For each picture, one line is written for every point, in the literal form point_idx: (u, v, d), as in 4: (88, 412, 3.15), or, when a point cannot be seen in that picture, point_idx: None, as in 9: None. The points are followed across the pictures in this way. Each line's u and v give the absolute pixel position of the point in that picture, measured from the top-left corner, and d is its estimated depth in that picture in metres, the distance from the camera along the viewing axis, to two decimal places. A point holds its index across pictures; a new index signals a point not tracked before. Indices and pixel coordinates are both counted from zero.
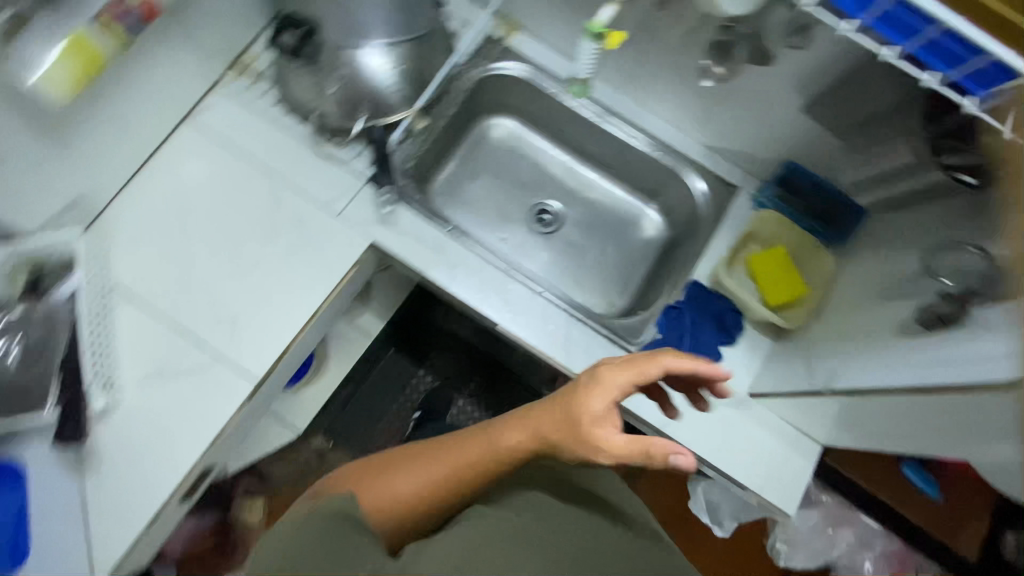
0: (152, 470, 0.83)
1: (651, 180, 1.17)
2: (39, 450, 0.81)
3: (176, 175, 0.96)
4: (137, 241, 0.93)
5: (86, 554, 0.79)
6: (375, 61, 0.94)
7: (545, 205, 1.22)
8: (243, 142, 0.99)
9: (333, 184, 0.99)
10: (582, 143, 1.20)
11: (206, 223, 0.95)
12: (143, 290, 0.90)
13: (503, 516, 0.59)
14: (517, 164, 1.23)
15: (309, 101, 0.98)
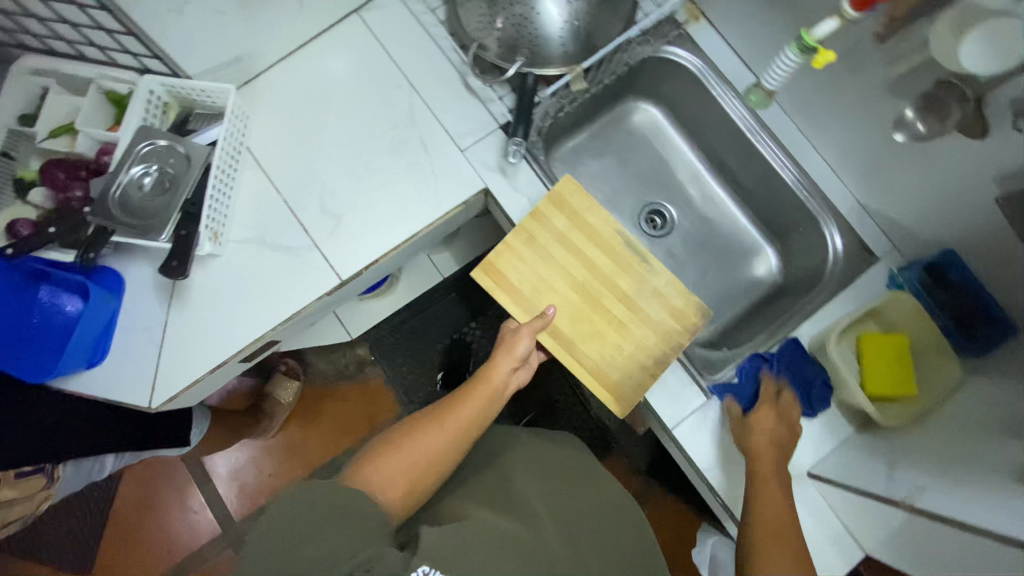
0: (226, 324, 0.88)
1: (781, 217, 1.08)
2: (142, 273, 0.88)
3: (330, 63, 0.98)
4: (277, 112, 0.96)
5: (153, 376, 0.87)
6: (551, 7, 0.91)
7: (659, 206, 1.16)
8: (398, 50, 1.00)
9: (469, 118, 0.98)
10: (723, 157, 1.12)
11: (342, 116, 0.97)
12: (268, 159, 0.94)
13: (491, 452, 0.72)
14: (649, 157, 1.18)
15: (472, 28, 0.96)
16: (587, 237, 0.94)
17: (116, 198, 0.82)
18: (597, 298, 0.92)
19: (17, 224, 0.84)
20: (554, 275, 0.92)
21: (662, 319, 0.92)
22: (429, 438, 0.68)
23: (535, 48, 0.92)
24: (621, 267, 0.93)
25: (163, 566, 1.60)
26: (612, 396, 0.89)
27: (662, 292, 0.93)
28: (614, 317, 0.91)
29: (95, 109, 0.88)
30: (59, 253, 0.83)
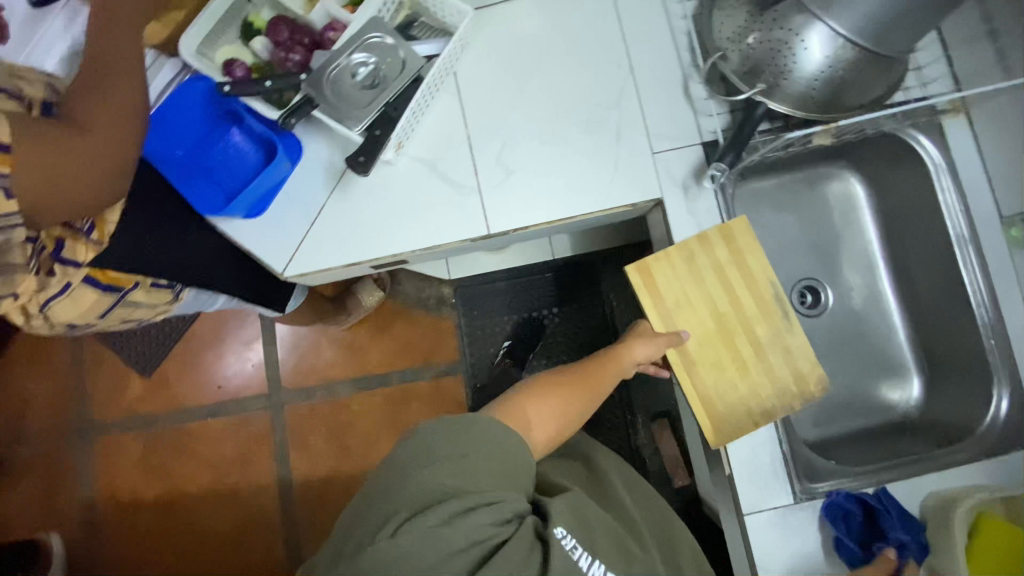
0: (375, 228, 0.91)
1: (946, 351, 0.98)
2: (324, 151, 0.91)
3: (562, 17, 0.95)
4: (496, 48, 0.95)
5: (295, 247, 0.91)
6: (811, 49, 0.81)
7: (817, 283, 1.07)
8: (634, 29, 0.95)
9: (674, 124, 0.93)
10: (911, 264, 1.02)
11: (554, 74, 0.94)
12: (470, 89, 0.94)
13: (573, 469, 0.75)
14: (829, 231, 1.08)
15: (720, 35, 0.89)
16: (742, 273, 0.88)
17: (330, 78, 0.83)
18: (730, 331, 0.87)
19: (236, 65, 0.89)
20: (700, 299, 0.88)
21: (782, 379, 0.87)
22: (561, 396, 0.77)
23: (781, 81, 0.84)
24: (764, 313, 0.88)
25: (209, 396, 1.74)
26: (712, 425, 0.85)
27: (793, 352, 0.87)
28: (740, 356, 0.87)
29: None
30: (260, 104, 0.85)
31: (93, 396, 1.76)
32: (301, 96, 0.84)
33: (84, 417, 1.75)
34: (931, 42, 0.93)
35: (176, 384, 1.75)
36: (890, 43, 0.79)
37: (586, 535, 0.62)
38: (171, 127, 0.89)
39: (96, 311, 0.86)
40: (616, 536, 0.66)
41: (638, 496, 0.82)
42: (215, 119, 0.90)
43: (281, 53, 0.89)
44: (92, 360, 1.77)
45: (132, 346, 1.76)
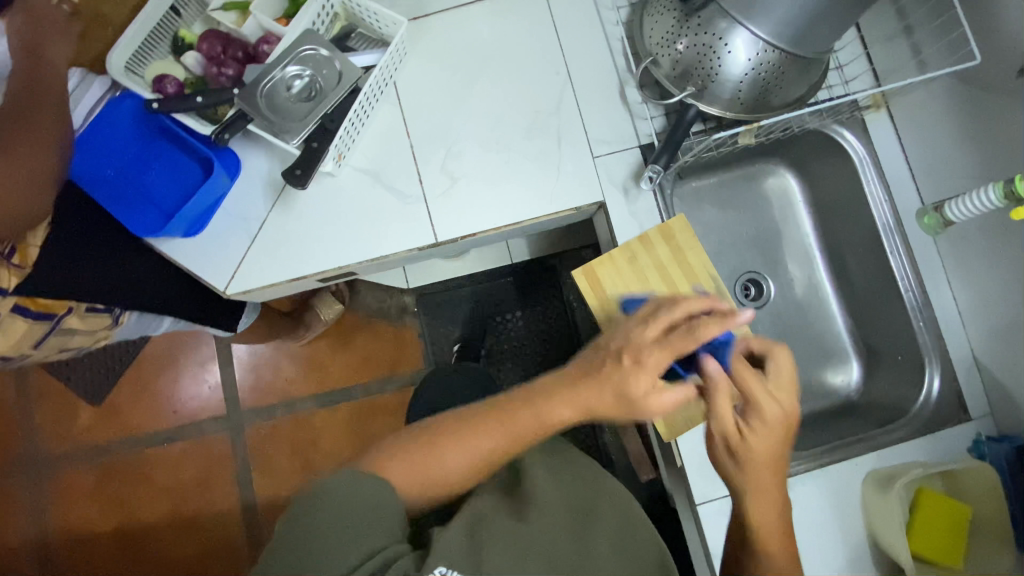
0: (318, 241, 0.90)
1: (881, 336, 1.03)
2: (263, 165, 0.90)
3: (500, 26, 0.97)
4: (435, 58, 0.95)
5: (236, 263, 0.89)
6: (736, 51, 0.85)
7: (760, 275, 1.11)
8: (569, 37, 0.97)
9: (612, 128, 0.95)
10: (845, 253, 1.06)
11: (494, 82, 0.96)
12: (411, 99, 0.94)
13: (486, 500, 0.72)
14: (768, 225, 1.12)
15: (650, 40, 0.92)
16: (684, 270, 0.90)
17: (263, 93, 0.82)
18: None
19: (167, 81, 0.87)
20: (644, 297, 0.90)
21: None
22: (440, 455, 0.65)
23: (710, 83, 0.87)
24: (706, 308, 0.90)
25: (165, 421, 1.69)
26: (663, 420, 0.86)
27: None
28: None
29: None
30: (193, 119, 0.83)
31: (39, 429, 1.68)
32: (235, 111, 0.83)
33: (30, 451, 1.67)
34: (850, 42, 0.98)
35: (129, 412, 1.69)
36: (808, 45, 0.83)
37: (476, 554, 0.64)
38: (103, 145, 0.88)
39: (28, 340, 0.81)
40: (518, 543, 0.67)
41: (569, 482, 0.77)
42: (151, 137, 0.89)
43: (212, 68, 0.87)
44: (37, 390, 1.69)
45: (81, 374, 1.69)
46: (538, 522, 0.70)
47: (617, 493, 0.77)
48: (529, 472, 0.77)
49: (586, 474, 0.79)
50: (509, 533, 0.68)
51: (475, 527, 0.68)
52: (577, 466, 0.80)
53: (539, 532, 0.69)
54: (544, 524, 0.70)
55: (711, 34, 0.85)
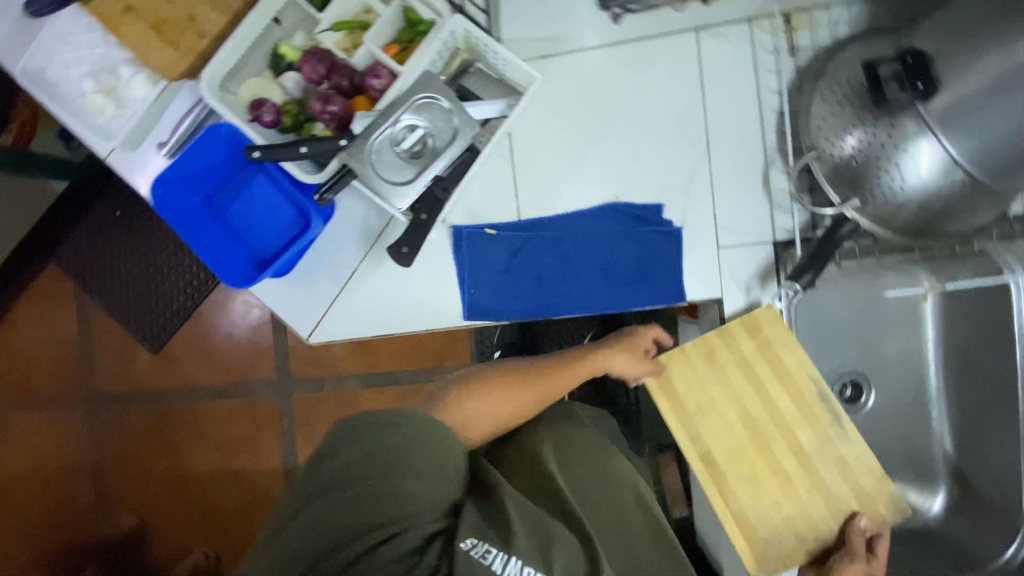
0: (410, 300, 0.85)
1: (980, 474, 0.96)
2: (360, 212, 0.83)
3: (640, 77, 0.84)
4: (559, 107, 0.85)
5: (320, 314, 0.85)
6: (924, 163, 0.70)
7: (862, 379, 1.01)
8: (714, 100, 0.84)
9: (745, 218, 0.84)
10: (971, 380, 0.96)
11: (620, 143, 0.85)
12: (530, 154, 0.85)
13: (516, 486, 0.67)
14: (899, 327, 0.99)
15: (813, 124, 0.78)
16: (774, 370, 0.81)
17: (371, 149, 0.73)
18: (766, 438, 0.80)
19: (265, 107, 0.78)
20: (725, 402, 0.82)
21: (833, 497, 0.79)
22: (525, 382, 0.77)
23: (878, 199, 0.74)
24: (800, 420, 0.80)
25: (210, 364, 1.50)
26: (753, 551, 0.78)
27: (850, 465, 0.79)
28: (782, 472, 0.80)
29: (387, 22, 0.76)
30: (292, 164, 0.75)
31: (96, 364, 1.51)
32: (341, 162, 0.75)
33: (84, 386, 1.52)
34: None
35: (187, 362, 1.50)
36: (1012, 180, 0.69)
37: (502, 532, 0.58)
38: (195, 171, 0.79)
39: None
40: (546, 529, 0.60)
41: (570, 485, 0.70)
42: (241, 159, 0.80)
43: (315, 103, 0.77)
44: (40, 303, 1.50)
45: (112, 290, 1.46)
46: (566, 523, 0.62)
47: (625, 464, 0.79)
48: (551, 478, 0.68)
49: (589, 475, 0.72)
50: (528, 515, 0.61)
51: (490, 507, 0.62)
52: (581, 448, 0.76)
53: (574, 538, 0.61)
54: (584, 480, 0.71)
55: (896, 146, 0.71)
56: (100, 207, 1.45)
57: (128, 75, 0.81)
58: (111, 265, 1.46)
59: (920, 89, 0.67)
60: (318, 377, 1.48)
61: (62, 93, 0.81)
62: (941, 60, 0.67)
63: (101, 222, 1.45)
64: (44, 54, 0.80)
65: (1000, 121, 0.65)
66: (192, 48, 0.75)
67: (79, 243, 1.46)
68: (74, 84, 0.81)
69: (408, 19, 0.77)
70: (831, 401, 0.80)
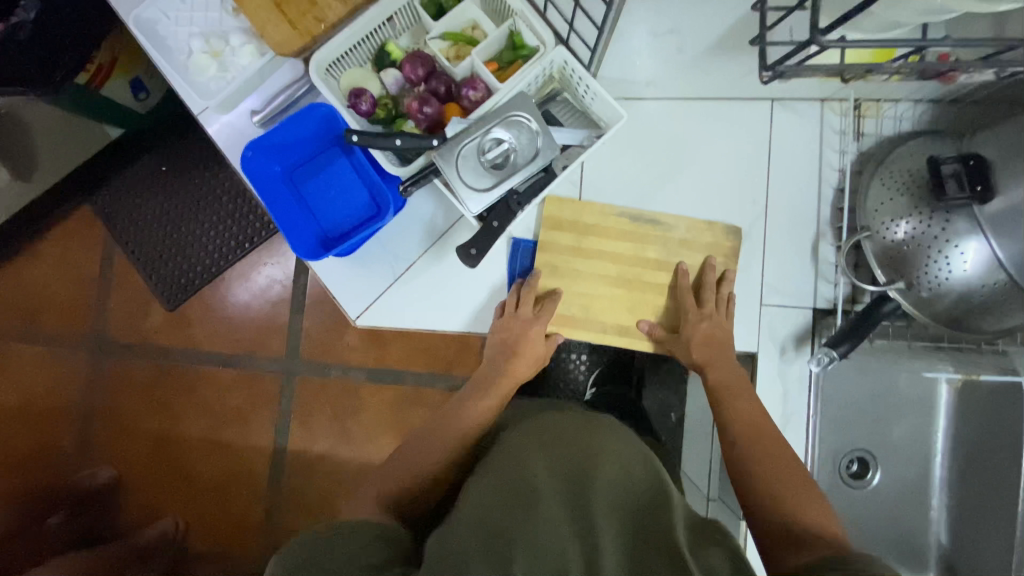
0: (459, 302, 0.88)
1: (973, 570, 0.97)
2: (429, 211, 0.86)
3: (714, 134, 0.89)
4: (634, 149, 0.90)
5: (372, 299, 0.87)
6: (971, 261, 0.75)
7: (868, 457, 1.05)
8: (778, 167, 0.89)
9: (790, 281, 0.88)
10: (973, 477, 0.99)
11: (684, 191, 0.89)
12: (599, 186, 0.90)
13: (482, 490, 0.62)
14: (904, 413, 1.04)
15: (869, 206, 0.83)
16: (591, 238, 0.87)
17: (460, 154, 0.77)
18: (628, 273, 0.87)
19: (363, 97, 0.82)
20: (590, 283, 0.87)
21: (679, 253, 0.87)
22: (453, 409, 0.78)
23: (921, 285, 0.79)
24: (638, 240, 0.87)
25: (222, 331, 1.50)
26: None
27: (689, 239, 0.87)
28: (646, 259, 0.87)
29: (493, 41, 0.81)
30: (381, 153, 0.79)
31: (111, 311, 1.51)
32: (426, 160, 0.79)
33: (94, 330, 1.51)
34: None
35: (200, 325, 1.50)
36: None
37: (488, 551, 0.53)
38: (282, 143, 0.82)
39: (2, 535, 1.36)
40: (509, 544, 0.53)
41: (544, 470, 0.64)
42: (328, 140, 0.84)
43: (412, 102, 0.81)
44: (68, 241, 1.51)
45: (145, 239, 1.48)
46: (530, 517, 0.57)
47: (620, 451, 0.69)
48: (521, 476, 0.63)
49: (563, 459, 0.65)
50: (487, 523, 0.57)
51: (454, 524, 0.58)
52: (559, 435, 0.70)
53: (540, 530, 0.55)
54: (544, 467, 0.64)
55: (948, 240, 0.75)
56: (149, 159, 1.48)
57: (236, 42, 0.85)
58: (148, 217, 1.47)
59: (979, 191, 0.71)
60: (326, 363, 1.47)
61: (169, 46, 0.85)
62: (1002, 170, 0.72)
63: (146, 173, 1.48)
64: (160, 8, 0.84)
65: None
66: (309, 31, 0.80)
67: (121, 189, 1.48)
68: (182, 41, 0.85)
69: (512, 41, 0.81)
70: (639, 213, 0.87)
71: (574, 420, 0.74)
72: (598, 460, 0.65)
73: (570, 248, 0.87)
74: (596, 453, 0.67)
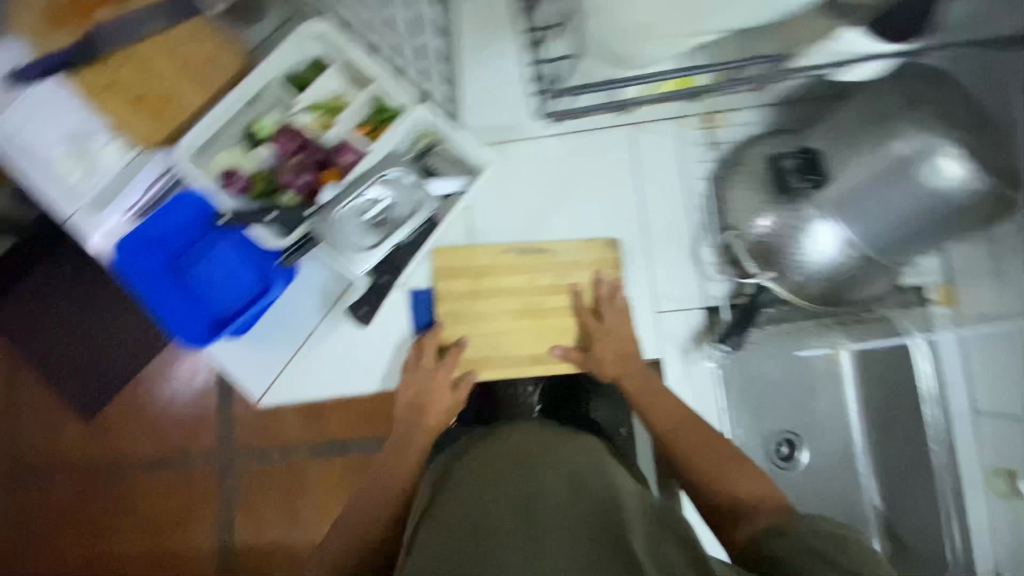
0: (363, 364, 0.87)
1: (909, 528, 1.01)
2: (320, 277, 0.87)
3: (585, 161, 0.95)
4: (513, 186, 0.94)
5: (272, 377, 0.86)
6: (826, 241, 0.80)
7: (795, 438, 1.09)
8: (649, 183, 0.95)
9: (679, 286, 0.93)
10: (888, 439, 1.04)
11: (567, 218, 0.94)
12: (486, 225, 0.93)
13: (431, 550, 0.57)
14: (817, 389, 1.10)
15: (733, 206, 0.89)
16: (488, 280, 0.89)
17: (337, 218, 0.78)
18: (529, 306, 0.89)
19: (236, 178, 0.82)
20: (494, 322, 0.88)
21: (570, 273, 0.91)
22: (388, 462, 0.77)
23: (791, 271, 0.84)
24: (530, 271, 0.90)
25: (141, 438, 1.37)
26: None
27: (576, 256, 0.91)
28: (541, 287, 0.90)
29: (359, 107, 0.84)
30: (262, 230, 0.79)
31: None
32: (304, 229, 0.80)
33: None
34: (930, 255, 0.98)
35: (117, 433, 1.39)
36: (897, 256, 0.80)
37: None
38: (159, 235, 0.83)
39: None
40: None
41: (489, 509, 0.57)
42: (206, 225, 0.84)
43: (287, 175, 0.82)
44: None
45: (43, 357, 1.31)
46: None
47: (567, 454, 0.63)
48: (468, 523, 0.57)
49: (508, 489, 0.59)
50: None
51: None
52: (499, 461, 0.63)
53: None
54: (490, 504, 0.58)
55: (802, 226, 0.81)
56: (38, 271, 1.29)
57: (100, 143, 0.82)
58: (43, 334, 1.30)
59: (814, 180, 0.78)
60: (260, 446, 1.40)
61: (26, 157, 0.80)
62: (830, 158, 0.79)
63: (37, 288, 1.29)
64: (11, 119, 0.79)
65: (881, 206, 0.76)
66: (170, 121, 0.80)
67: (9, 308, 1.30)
68: (40, 149, 0.81)
69: (378, 104, 0.85)
70: (525, 245, 0.91)
71: (514, 433, 0.67)
72: (545, 476, 0.60)
73: (467, 290, 0.88)
74: (542, 472, 0.60)
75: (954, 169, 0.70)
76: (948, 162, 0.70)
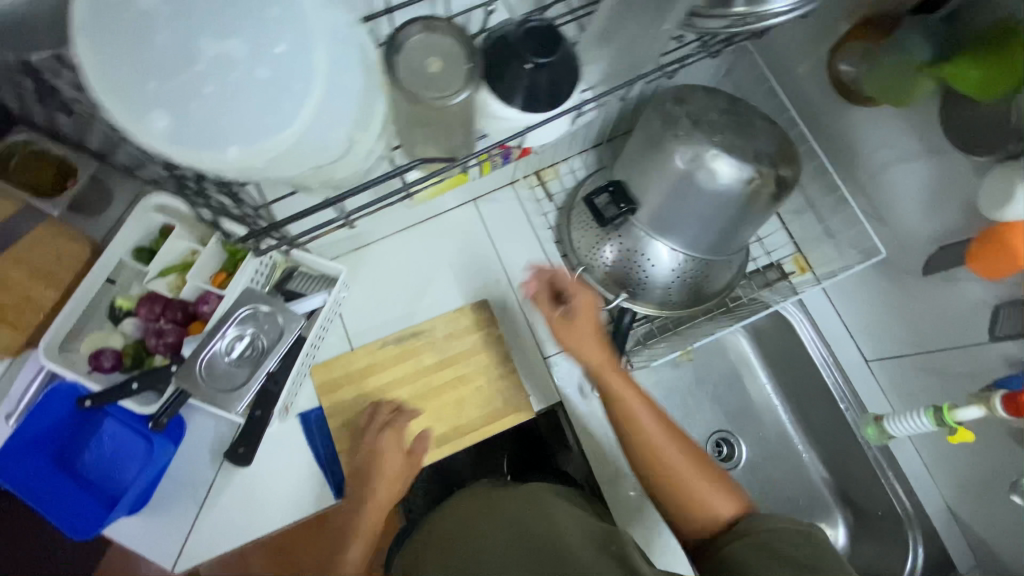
0: (269, 499, 0.87)
1: (857, 491, 1.01)
2: (207, 428, 0.89)
3: (438, 244, 1.02)
4: (379, 284, 1.00)
5: (181, 542, 0.84)
6: (660, 255, 0.88)
7: (730, 434, 1.10)
8: (501, 246, 1.02)
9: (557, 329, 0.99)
10: (809, 408, 1.06)
11: (436, 298, 0.99)
12: (363, 327, 0.97)
13: None
14: (732, 381, 1.13)
15: (578, 246, 0.96)
16: (374, 378, 0.92)
17: (202, 367, 0.81)
18: (419, 390, 0.92)
19: (104, 355, 0.85)
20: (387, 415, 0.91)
21: (451, 346, 0.94)
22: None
23: (642, 288, 0.91)
24: (412, 357, 0.93)
25: None
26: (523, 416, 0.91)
27: (457, 330, 0.95)
28: (427, 368, 0.93)
29: (209, 259, 0.89)
30: (131, 401, 0.83)
31: None
32: (173, 388, 0.83)
33: None
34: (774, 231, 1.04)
35: None
36: (724, 248, 0.88)
37: None
38: (31, 438, 0.82)
39: None
40: None
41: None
42: (82, 413, 0.86)
43: (150, 338, 0.87)
44: None
45: None
46: None
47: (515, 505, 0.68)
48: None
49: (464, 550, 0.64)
50: None
51: None
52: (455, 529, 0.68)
53: None
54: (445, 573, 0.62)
55: (635, 248, 0.89)
56: None
57: None
58: None
59: (626, 207, 0.85)
60: None
61: None
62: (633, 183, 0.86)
63: None
64: None
65: (687, 213, 0.82)
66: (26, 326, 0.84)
67: None
68: None
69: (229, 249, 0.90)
70: (400, 333, 0.95)
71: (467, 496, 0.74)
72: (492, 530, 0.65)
73: (356, 394, 0.92)
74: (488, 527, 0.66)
75: (730, 169, 0.76)
76: (719, 162, 0.76)
